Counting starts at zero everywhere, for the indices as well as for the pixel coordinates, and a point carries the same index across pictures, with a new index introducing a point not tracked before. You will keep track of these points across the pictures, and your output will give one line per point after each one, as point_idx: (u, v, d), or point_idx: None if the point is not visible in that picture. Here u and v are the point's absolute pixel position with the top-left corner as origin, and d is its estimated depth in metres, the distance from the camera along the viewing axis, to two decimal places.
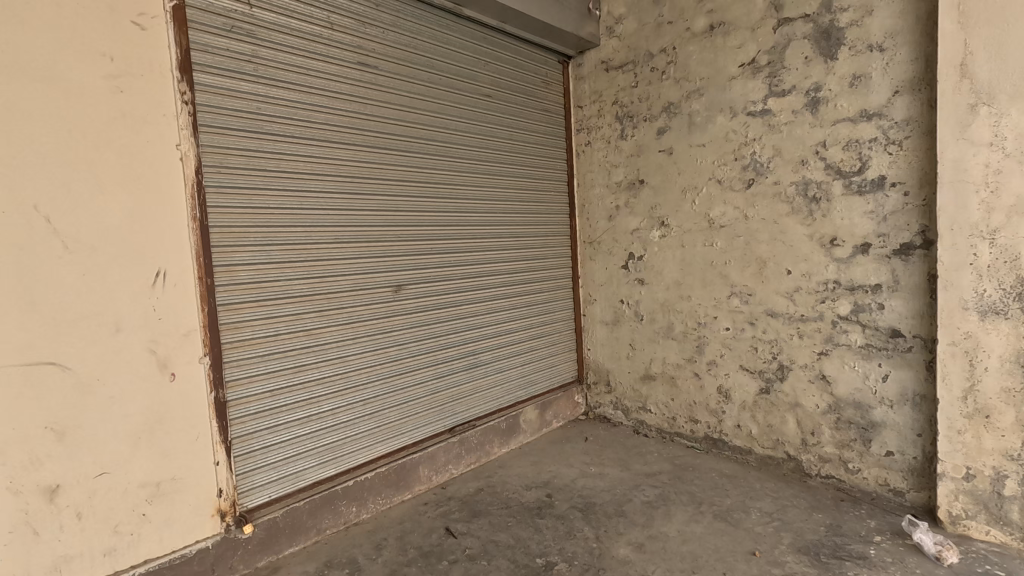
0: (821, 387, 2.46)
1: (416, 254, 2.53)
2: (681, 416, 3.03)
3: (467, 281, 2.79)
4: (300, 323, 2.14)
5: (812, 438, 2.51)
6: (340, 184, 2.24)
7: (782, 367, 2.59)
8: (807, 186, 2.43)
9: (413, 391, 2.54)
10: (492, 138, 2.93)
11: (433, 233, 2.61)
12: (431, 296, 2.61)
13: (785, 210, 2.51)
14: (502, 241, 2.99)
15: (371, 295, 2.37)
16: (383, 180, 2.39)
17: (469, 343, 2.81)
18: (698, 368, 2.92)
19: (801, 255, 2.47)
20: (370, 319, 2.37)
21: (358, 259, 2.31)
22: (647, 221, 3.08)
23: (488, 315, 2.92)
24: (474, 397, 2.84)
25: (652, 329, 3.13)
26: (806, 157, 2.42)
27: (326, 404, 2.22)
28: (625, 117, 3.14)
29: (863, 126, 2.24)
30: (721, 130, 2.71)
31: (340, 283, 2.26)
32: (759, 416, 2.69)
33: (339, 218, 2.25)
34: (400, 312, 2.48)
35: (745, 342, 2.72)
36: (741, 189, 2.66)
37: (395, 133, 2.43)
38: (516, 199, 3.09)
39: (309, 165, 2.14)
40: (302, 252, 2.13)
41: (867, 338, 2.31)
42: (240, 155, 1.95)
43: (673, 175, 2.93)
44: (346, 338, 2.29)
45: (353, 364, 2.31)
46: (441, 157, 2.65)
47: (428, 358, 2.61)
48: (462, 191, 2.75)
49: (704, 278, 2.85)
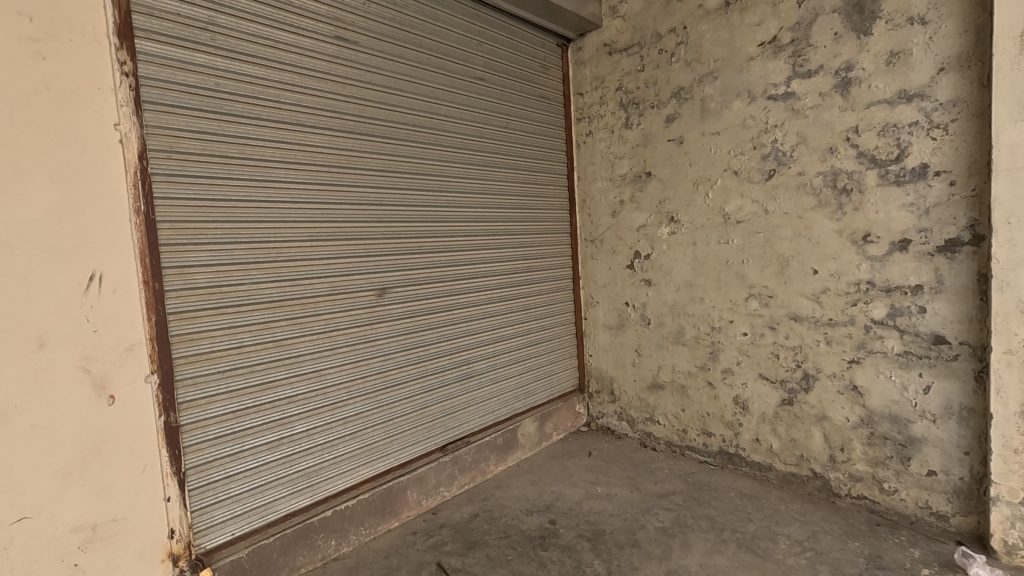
0: (851, 399, 2.23)
1: (403, 254, 2.27)
2: (692, 428, 2.79)
3: (460, 283, 2.53)
4: (269, 333, 1.86)
5: (841, 454, 2.28)
6: (315, 174, 1.97)
7: (807, 377, 2.35)
8: (836, 177, 2.19)
9: (400, 407, 2.27)
10: (487, 126, 2.67)
11: (422, 231, 2.34)
12: (419, 300, 2.35)
13: (811, 203, 2.27)
14: (498, 239, 2.73)
15: (352, 301, 2.10)
16: (364, 170, 2.12)
17: (462, 352, 2.55)
18: (712, 377, 2.69)
19: (829, 252, 2.24)
20: (351, 327, 2.10)
21: (336, 260, 2.05)
22: (655, 217, 2.84)
23: (483, 321, 2.66)
24: (468, 411, 2.58)
25: (660, 334, 2.88)
26: (835, 144, 2.19)
27: (300, 424, 1.95)
28: (631, 104, 2.89)
29: (902, 108, 2.01)
30: (738, 117, 2.47)
31: (316, 287, 1.99)
32: (781, 429, 2.46)
33: (315, 213, 1.98)
34: (385, 319, 2.21)
35: (764, 348, 2.48)
36: (759, 181, 2.42)
37: (378, 118, 2.17)
38: (513, 193, 2.83)
39: (278, 152, 1.87)
40: (270, 251, 1.86)
41: (905, 345, 2.07)
42: (195, 139, 1.67)
43: (683, 166, 2.69)
44: (323, 349, 2.02)
45: (332, 378, 2.04)
46: (431, 147, 2.38)
47: (417, 370, 2.34)
48: (454, 185, 2.50)
49: (718, 279, 2.61)
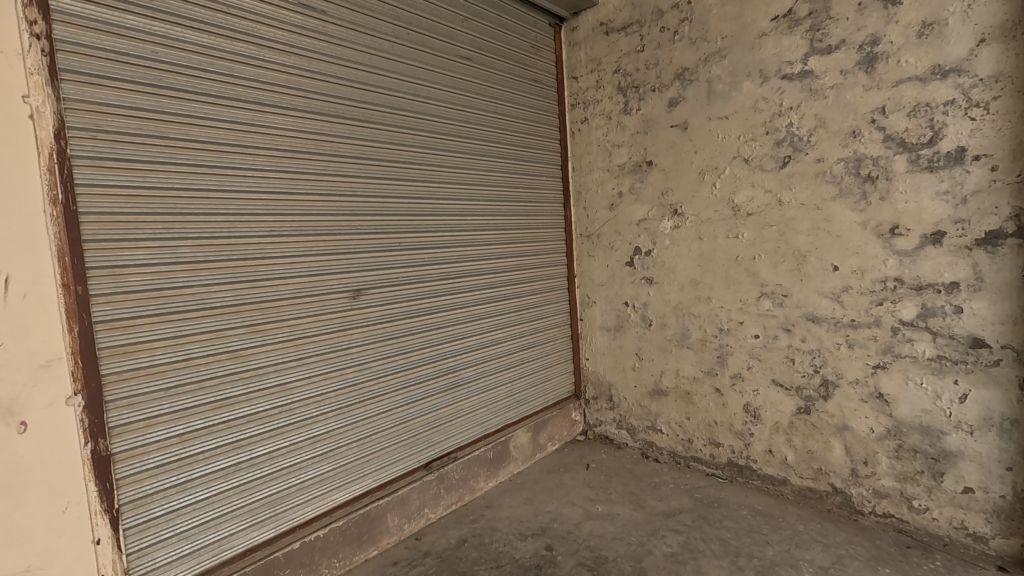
0: (876, 408, 2.03)
1: (380, 251, 2.03)
2: (699, 438, 2.59)
3: (444, 283, 2.29)
4: (223, 343, 1.62)
5: (865, 468, 2.08)
6: (275, 160, 1.72)
7: (826, 383, 2.15)
8: (859, 163, 1.98)
9: (377, 423, 2.04)
10: (474, 111, 2.43)
11: (402, 225, 2.11)
12: (399, 302, 2.11)
13: (831, 192, 2.06)
14: (487, 234, 2.50)
15: (321, 304, 1.86)
16: (334, 157, 1.88)
17: (448, 359, 2.31)
18: (720, 383, 2.48)
19: (851, 247, 2.03)
20: (320, 333, 1.86)
21: (303, 258, 1.80)
22: (656, 210, 2.62)
23: (471, 324, 2.42)
24: (455, 425, 2.35)
25: (663, 336, 2.67)
26: (859, 127, 1.97)
27: (262, 446, 1.71)
28: (630, 87, 2.67)
29: (936, 85, 1.81)
30: (749, 99, 2.25)
31: (279, 289, 1.75)
32: (797, 440, 2.25)
33: (277, 205, 1.73)
34: (360, 324, 1.98)
35: (778, 352, 2.28)
36: (772, 169, 2.21)
37: (349, 98, 1.92)
38: (502, 184, 2.59)
39: (231, 134, 1.62)
40: (224, 247, 1.61)
41: (939, 349, 1.87)
42: (129, 117, 1.42)
43: (688, 154, 2.47)
44: (288, 359, 1.77)
45: (298, 392, 1.80)
46: (411, 132, 2.14)
47: (397, 380, 2.10)
48: (438, 175, 2.26)
49: (726, 276, 2.40)
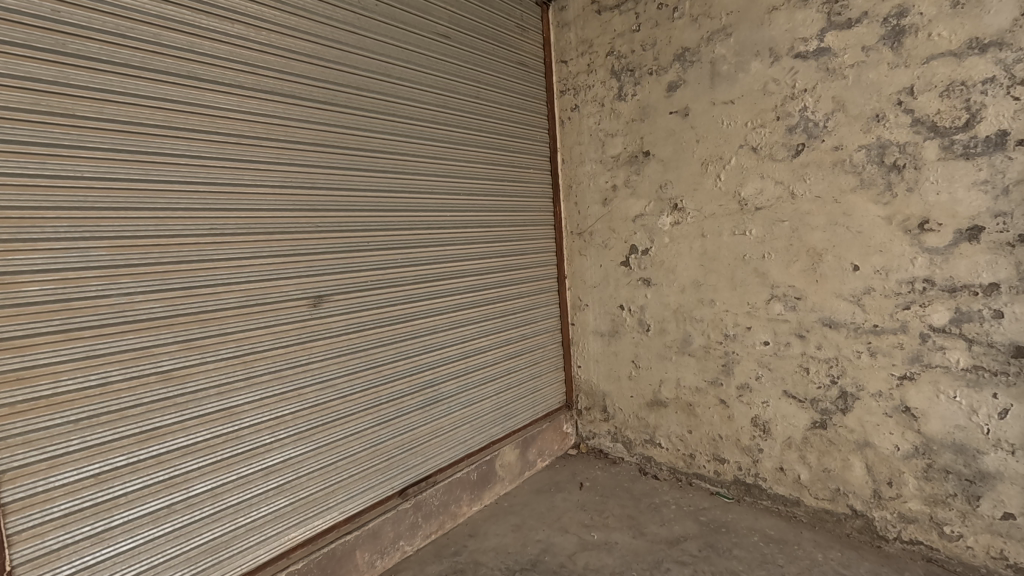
0: (903, 424, 1.82)
1: (344, 253, 1.79)
2: (701, 453, 2.37)
3: (421, 286, 2.05)
4: (152, 364, 1.36)
5: (889, 490, 1.88)
6: (215, 146, 1.47)
7: (844, 395, 1.94)
8: (884, 150, 1.77)
9: (343, 448, 1.79)
10: (453, 95, 2.18)
11: (370, 223, 1.86)
12: (368, 310, 1.87)
13: (852, 183, 1.85)
14: (469, 233, 2.26)
15: (274, 314, 1.61)
16: (288, 145, 1.63)
17: (425, 373, 2.07)
18: (726, 394, 2.27)
19: (874, 244, 1.82)
20: (272, 348, 1.61)
21: (251, 261, 1.55)
22: (654, 205, 2.40)
23: (451, 332, 2.18)
24: (434, 445, 2.11)
25: (661, 342, 2.45)
26: (883, 109, 1.76)
27: (202, 483, 1.45)
28: (624, 71, 2.44)
29: (973, 62, 1.60)
30: (757, 81, 2.04)
31: (221, 297, 1.49)
32: (811, 457, 2.05)
33: (219, 199, 1.48)
34: (321, 336, 1.73)
35: (791, 360, 2.06)
36: (784, 158, 2.00)
37: (306, 77, 1.67)
38: (486, 177, 2.35)
39: (158, 115, 1.36)
40: (151, 250, 1.36)
41: (975, 358, 1.68)
42: (24, 91, 1.16)
43: (689, 143, 2.25)
44: (233, 379, 1.52)
45: (246, 417, 1.54)
46: (380, 117, 1.89)
47: (366, 399, 1.86)
48: (413, 167, 2.01)
49: (732, 278, 2.18)
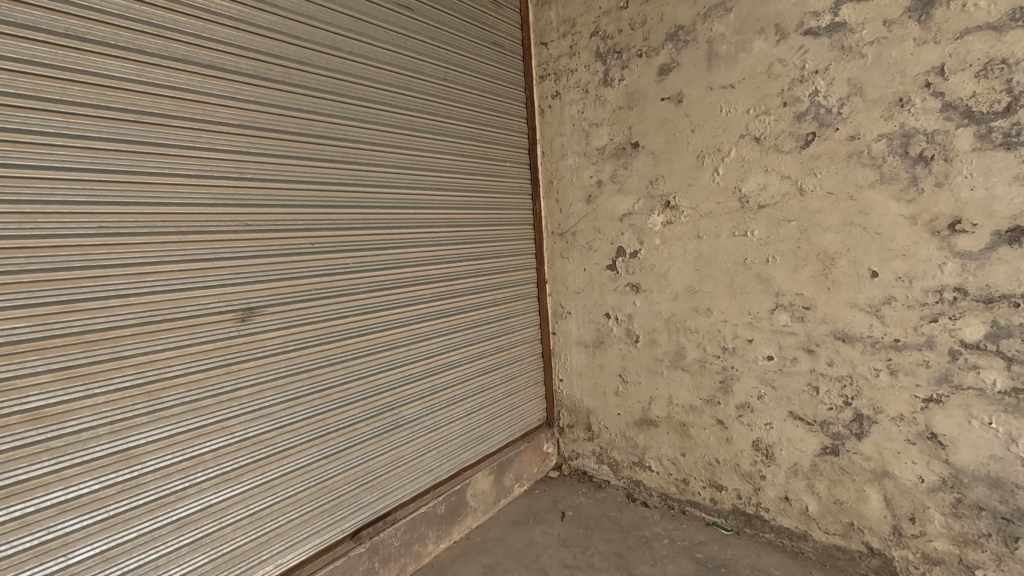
0: (928, 452, 1.60)
1: (281, 257, 1.50)
2: (696, 479, 2.14)
3: (380, 295, 1.78)
4: (18, 402, 1.07)
5: (911, 527, 1.66)
6: (105, 124, 1.17)
7: (859, 418, 1.72)
8: (908, 140, 1.55)
9: (280, 489, 1.51)
10: (417, 75, 1.90)
11: (315, 222, 1.58)
12: (314, 324, 1.59)
13: (870, 178, 1.62)
14: (436, 233, 1.98)
15: (188, 332, 1.32)
16: (206, 125, 1.34)
17: (383, 395, 1.79)
18: (724, 414, 2.03)
19: (896, 247, 1.60)
20: (186, 374, 1.32)
21: (159, 270, 1.27)
22: (643, 202, 2.15)
23: (415, 347, 1.90)
24: (393, 478, 1.83)
25: (652, 356, 2.21)
26: (908, 92, 1.54)
27: (87, 546, 1.16)
28: (610, 53, 2.19)
29: (1016, 35, 1.38)
30: (761, 62, 1.80)
31: (115, 313, 1.20)
32: (820, 487, 1.82)
33: (112, 191, 1.19)
34: (253, 357, 1.45)
35: (797, 378, 1.83)
36: (792, 149, 1.76)
37: (230, 44, 1.38)
38: (457, 170, 2.08)
39: (22, 81, 1.07)
40: (14, 255, 1.06)
41: (1015, 380, 1.46)
42: None
43: (683, 133, 2.01)
44: (131, 414, 1.23)
45: (149, 460, 1.25)
46: (327, 97, 1.61)
47: (308, 429, 1.58)
48: (368, 156, 1.73)
49: (731, 284, 1.95)
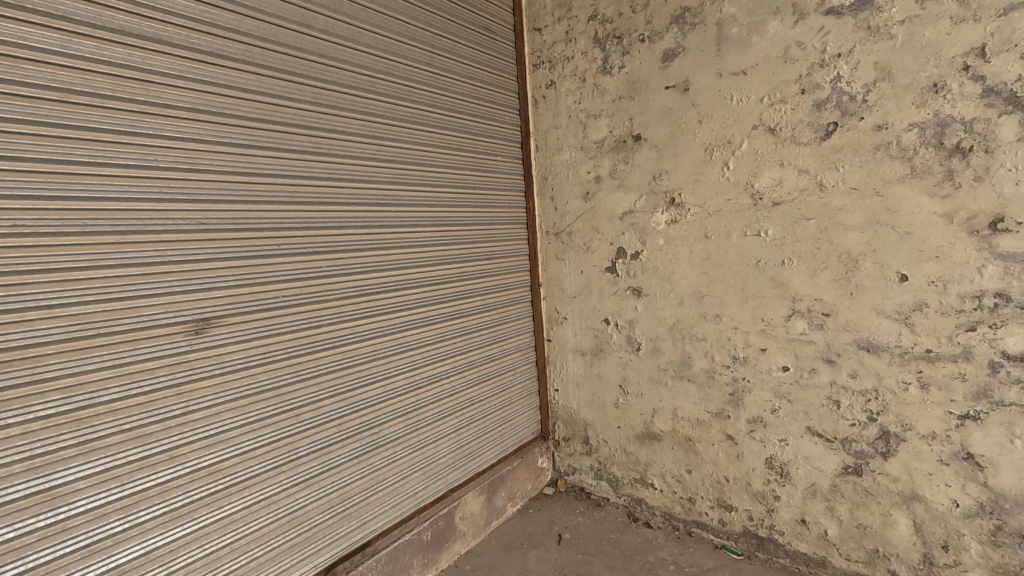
0: (963, 474, 1.46)
1: (242, 260, 1.32)
2: (703, 498, 1.99)
3: (358, 301, 1.60)
4: None
5: (943, 556, 1.52)
6: (22, 103, 0.99)
7: (886, 436, 1.57)
8: (944, 129, 1.40)
9: (241, 524, 1.34)
10: (400, 59, 1.72)
11: (283, 221, 1.40)
12: (282, 336, 1.41)
13: (899, 172, 1.47)
14: (422, 233, 1.81)
15: (129, 348, 1.14)
16: (149, 108, 1.15)
17: (362, 413, 1.61)
18: (734, 429, 1.87)
19: (929, 248, 1.45)
20: (126, 397, 1.13)
21: (92, 276, 1.08)
22: (645, 199, 1.99)
23: (397, 359, 1.72)
24: (373, 504, 1.66)
25: (655, 365, 2.04)
26: (943, 77, 1.39)
27: None
28: (610, 38, 2.02)
29: None
30: (776, 45, 1.64)
31: (36, 328, 1.02)
32: (841, 510, 1.67)
33: (30, 183, 1.00)
34: (209, 376, 1.27)
35: (816, 391, 1.68)
36: (810, 141, 1.61)
37: (178, 15, 1.20)
38: (444, 164, 1.90)
39: None
40: None
41: None
42: None
43: (689, 124, 1.85)
44: (57, 447, 1.04)
45: (79, 500, 1.07)
46: (296, 79, 1.42)
47: (275, 455, 1.40)
48: (343, 147, 1.55)
49: (742, 288, 1.79)
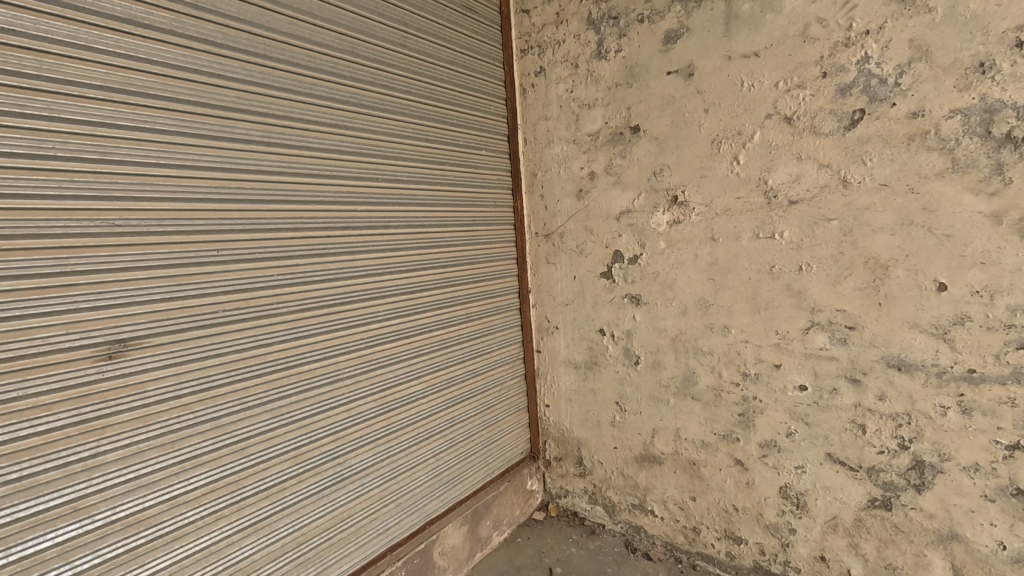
0: (1011, 513, 1.27)
1: (171, 269, 1.11)
2: (708, 528, 1.80)
3: (320, 314, 1.39)
4: None
5: None
6: None
7: (921, 466, 1.38)
8: (992, 116, 1.21)
9: None
10: (367, 37, 1.51)
11: (223, 222, 1.19)
12: (224, 358, 1.20)
13: (937, 166, 1.28)
14: (395, 235, 1.60)
15: (18, 381, 0.93)
16: (44, 84, 0.94)
17: (323, 442, 1.41)
18: (744, 453, 1.68)
19: (972, 253, 1.26)
20: (13, 441, 0.92)
21: None
22: (645, 197, 1.79)
23: (366, 378, 1.52)
24: (336, 546, 1.45)
25: (655, 381, 1.85)
26: (992, 55, 1.20)
27: None
28: (605, 19, 1.82)
29: None
30: (793, 23, 1.44)
31: None
32: (866, 547, 1.49)
33: None
34: (127, 410, 1.06)
35: (837, 414, 1.49)
36: (833, 131, 1.41)
37: None
38: (421, 158, 1.70)
39: None
40: None
41: None
42: None
43: (694, 113, 1.65)
44: None
45: None
46: (239, 56, 1.21)
47: (213, 499, 1.19)
48: (299, 137, 1.34)
49: (754, 297, 1.60)
